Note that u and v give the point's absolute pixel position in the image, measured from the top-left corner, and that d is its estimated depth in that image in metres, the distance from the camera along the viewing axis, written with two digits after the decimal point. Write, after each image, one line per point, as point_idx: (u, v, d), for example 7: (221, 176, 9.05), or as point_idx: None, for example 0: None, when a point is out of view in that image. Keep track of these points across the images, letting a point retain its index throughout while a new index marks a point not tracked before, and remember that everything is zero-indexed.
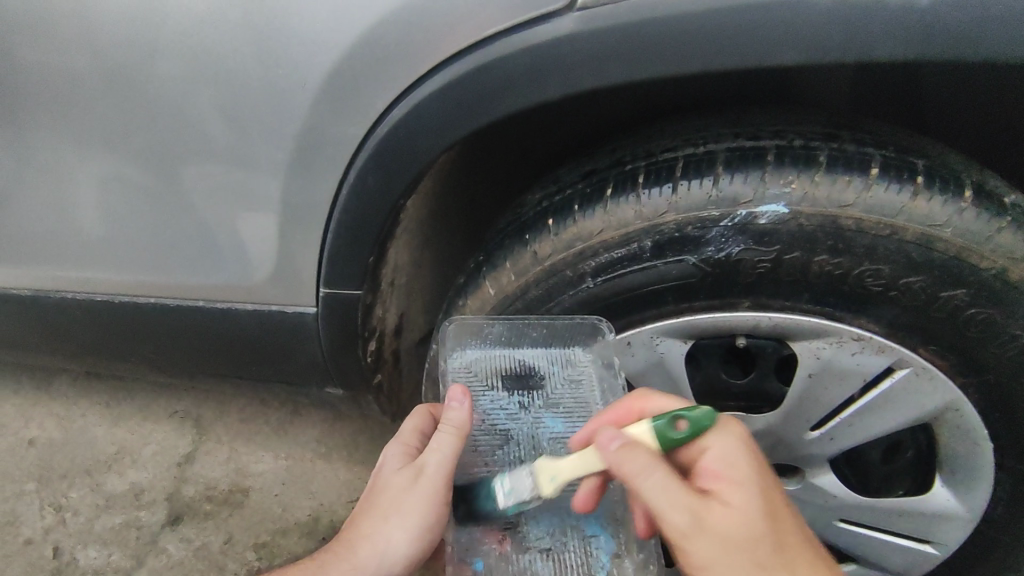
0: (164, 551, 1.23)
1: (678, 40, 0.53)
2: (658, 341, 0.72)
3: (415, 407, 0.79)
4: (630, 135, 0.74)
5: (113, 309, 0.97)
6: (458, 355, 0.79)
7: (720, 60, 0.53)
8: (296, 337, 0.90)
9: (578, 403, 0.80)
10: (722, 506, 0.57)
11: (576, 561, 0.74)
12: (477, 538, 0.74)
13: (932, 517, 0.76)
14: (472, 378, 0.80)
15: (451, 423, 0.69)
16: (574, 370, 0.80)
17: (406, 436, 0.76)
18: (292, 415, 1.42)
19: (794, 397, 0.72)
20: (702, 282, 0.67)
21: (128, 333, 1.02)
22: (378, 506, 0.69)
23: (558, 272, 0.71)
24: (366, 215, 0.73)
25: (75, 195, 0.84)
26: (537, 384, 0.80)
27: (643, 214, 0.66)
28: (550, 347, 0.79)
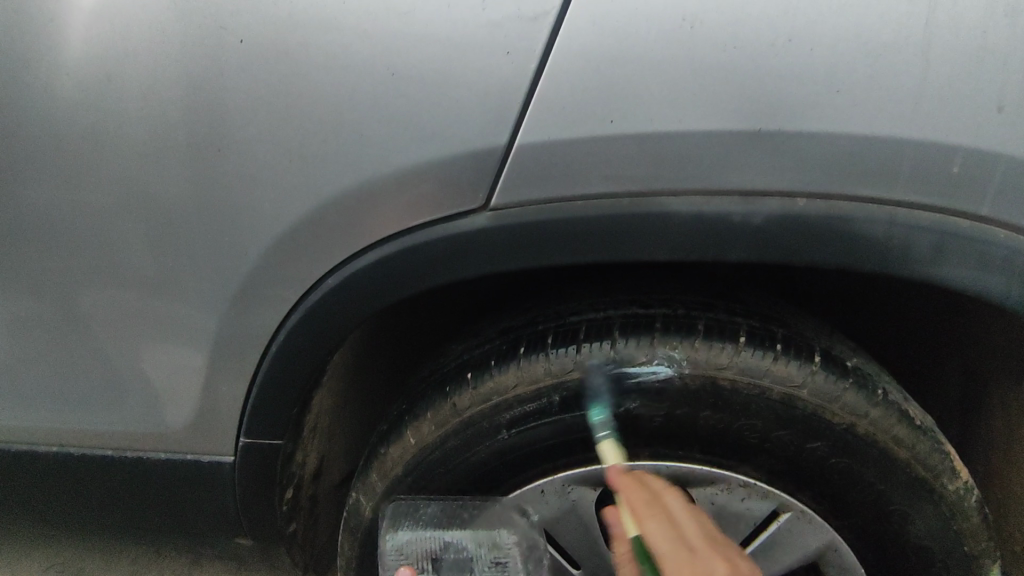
0: None
1: (573, 236, 0.63)
2: (570, 488, 0.79)
3: None
4: (541, 297, 0.84)
5: (5, 459, 0.92)
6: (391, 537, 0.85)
7: (608, 254, 0.63)
8: (208, 488, 0.89)
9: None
10: None
11: None
12: None
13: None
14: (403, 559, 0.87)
15: None
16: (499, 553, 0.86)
17: None
18: (191, 562, 1.31)
19: None
20: (605, 433, 0.75)
21: (18, 484, 0.96)
22: None
23: (475, 423, 0.77)
24: (297, 369, 0.77)
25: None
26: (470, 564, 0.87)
27: (552, 371, 0.74)
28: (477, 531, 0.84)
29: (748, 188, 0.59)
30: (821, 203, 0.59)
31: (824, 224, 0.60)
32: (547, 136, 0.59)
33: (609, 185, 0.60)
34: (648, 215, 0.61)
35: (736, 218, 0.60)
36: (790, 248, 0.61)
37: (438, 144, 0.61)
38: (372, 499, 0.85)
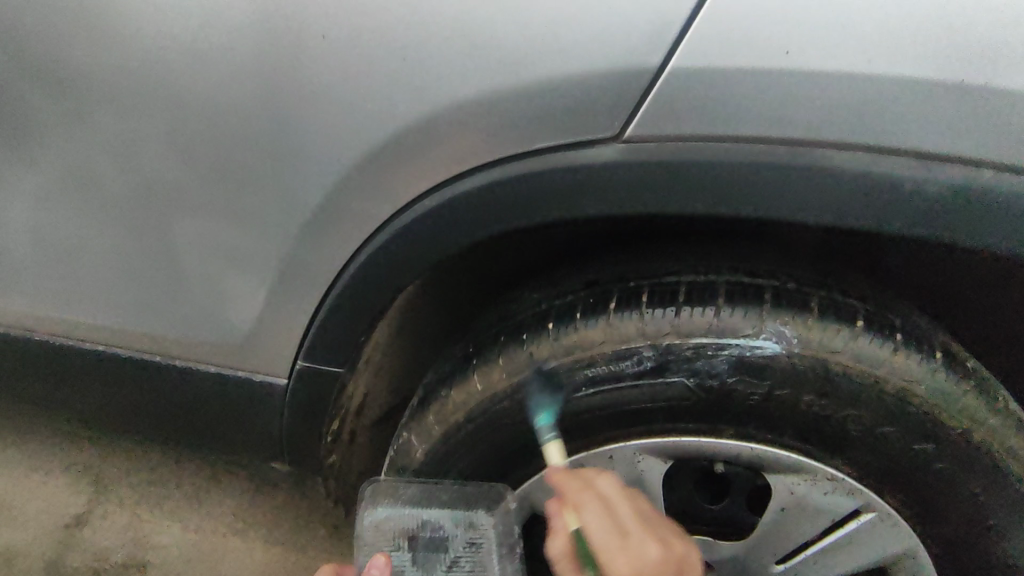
0: None
1: (708, 184, 0.56)
2: (640, 458, 0.73)
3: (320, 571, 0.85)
4: (629, 254, 0.77)
5: (53, 354, 0.90)
6: (371, 512, 0.90)
7: (745, 209, 0.57)
8: (256, 407, 0.86)
9: (477, 562, 0.90)
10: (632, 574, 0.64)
11: None
12: None
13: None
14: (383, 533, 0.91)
15: None
16: (473, 532, 0.90)
17: None
18: (209, 480, 1.37)
19: (762, 528, 0.75)
20: (692, 405, 0.69)
21: (60, 380, 0.94)
22: None
23: (552, 377, 0.72)
24: (370, 295, 0.72)
25: (37, 237, 0.79)
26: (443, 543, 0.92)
27: (646, 332, 0.68)
28: (454, 510, 0.89)
29: (924, 150, 0.52)
30: (1007, 176, 0.52)
31: (1002, 202, 0.53)
32: (706, 63, 0.52)
33: (766, 129, 0.54)
34: (797, 167, 0.54)
35: (903, 183, 0.53)
36: (958, 225, 0.55)
37: (578, 59, 0.54)
38: (424, 442, 0.81)
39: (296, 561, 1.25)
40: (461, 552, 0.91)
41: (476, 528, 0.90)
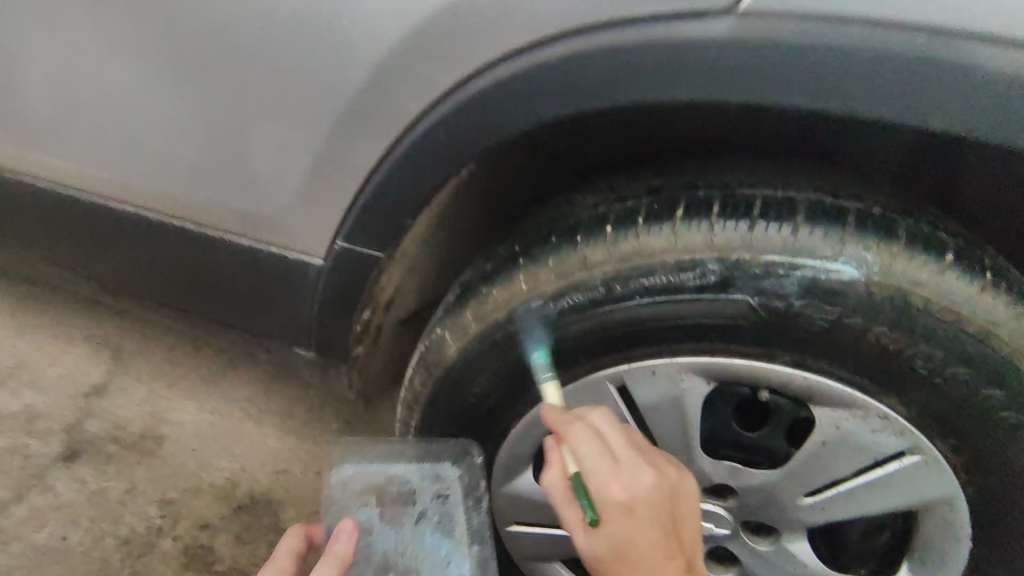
0: (50, 489, 1.18)
1: (788, 83, 0.55)
2: (684, 376, 0.70)
3: (290, 528, 0.83)
4: (695, 164, 0.71)
5: (98, 214, 0.92)
6: (336, 471, 0.87)
7: (830, 104, 0.55)
8: (287, 287, 0.86)
9: (444, 516, 0.86)
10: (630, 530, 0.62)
11: None
12: None
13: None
14: (349, 496, 0.87)
15: (336, 553, 0.75)
16: (442, 484, 0.86)
17: (281, 558, 0.80)
18: (225, 365, 1.38)
19: (800, 459, 0.73)
20: (751, 326, 0.65)
21: (100, 243, 0.96)
22: None
23: (595, 286, 0.68)
24: (424, 174, 0.70)
25: (83, 97, 0.79)
26: (412, 499, 0.87)
27: (714, 244, 0.64)
28: (423, 463, 0.86)
29: None
30: None
31: None
32: None
33: (887, 15, 0.52)
34: (896, 64, 0.53)
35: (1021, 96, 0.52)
36: None
37: None
38: (459, 340, 0.78)
39: (309, 450, 1.26)
40: (429, 506, 0.87)
41: (444, 481, 0.85)
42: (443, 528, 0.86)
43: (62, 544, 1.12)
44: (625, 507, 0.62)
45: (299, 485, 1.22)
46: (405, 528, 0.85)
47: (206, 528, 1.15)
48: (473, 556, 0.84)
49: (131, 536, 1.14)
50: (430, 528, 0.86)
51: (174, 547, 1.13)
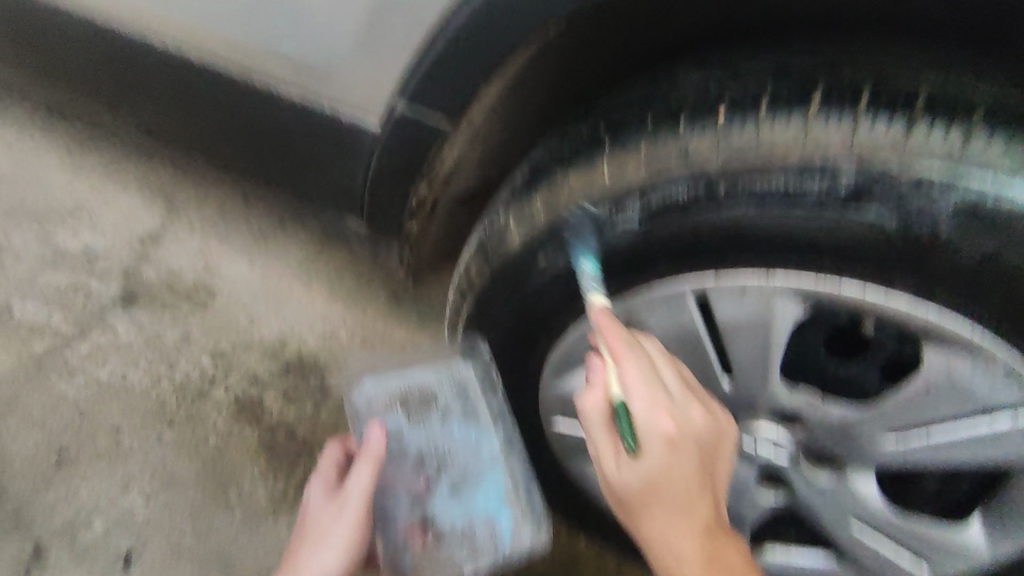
0: (112, 328, 1.21)
1: None
2: (777, 298, 0.61)
3: (331, 441, 0.91)
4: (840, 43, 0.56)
5: (139, 52, 0.84)
6: (354, 395, 0.89)
7: None
8: (339, 152, 0.78)
9: (468, 408, 0.88)
10: (673, 461, 0.61)
11: (519, 515, 0.85)
12: (403, 544, 0.84)
13: (946, 546, 0.74)
14: (373, 404, 0.89)
15: (370, 451, 0.77)
16: (460, 379, 0.88)
17: (328, 468, 0.87)
18: (275, 224, 1.35)
19: (893, 400, 0.64)
20: (880, 252, 0.55)
21: (142, 87, 0.89)
22: (313, 534, 0.78)
23: (698, 180, 0.58)
24: (506, 33, 0.59)
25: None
26: (435, 398, 0.89)
27: (857, 146, 0.54)
28: (438, 362, 0.90)
29: None
30: None
31: None
32: None
33: None
34: None
35: None
36: None
37: None
38: (524, 228, 0.70)
39: (355, 317, 1.26)
40: (453, 401, 0.89)
41: (461, 376, 0.88)
42: (470, 417, 0.88)
43: (123, 381, 1.16)
44: (669, 441, 0.61)
45: (346, 350, 1.22)
46: (434, 424, 0.88)
47: (256, 382, 1.17)
48: (499, 435, 0.87)
49: (186, 381, 1.17)
50: (458, 421, 0.88)
51: (227, 396, 1.16)
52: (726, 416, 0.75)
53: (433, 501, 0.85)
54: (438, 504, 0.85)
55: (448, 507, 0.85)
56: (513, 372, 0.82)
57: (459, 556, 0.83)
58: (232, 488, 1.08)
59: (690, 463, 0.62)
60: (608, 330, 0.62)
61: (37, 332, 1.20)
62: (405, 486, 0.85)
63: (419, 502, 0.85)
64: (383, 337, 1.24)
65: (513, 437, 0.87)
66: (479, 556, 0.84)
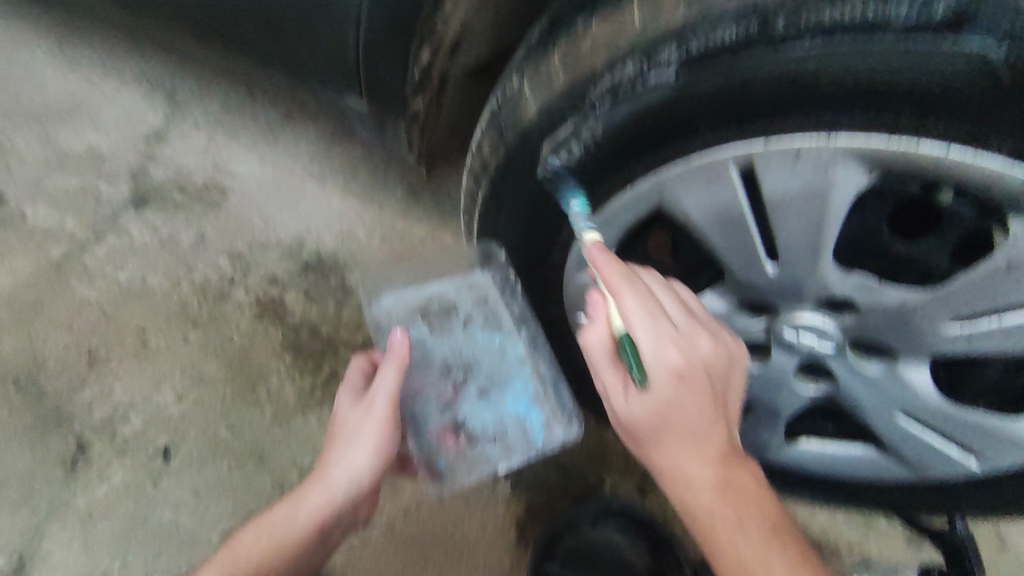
0: (126, 232, 1.19)
1: None
2: (840, 163, 0.51)
3: (355, 353, 0.86)
4: None
5: None
6: (376, 308, 0.91)
7: None
8: (325, 14, 0.69)
9: (489, 316, 0.90)
10: (685, 391, 0.60)
11: (551, 408, 0.89)
12: (437, 446, 0.87)
13: (1002, 438, 0.68)
14: (394, 319, 0.90)
15: (395, 356, 0.75)
16: (477, 290, 0.90)
17: (352, 378, 0.83)
18: (282, 118, 1.27)
19: (963, 282, 0.57)
20: (972, 95, 0.46)
21: None
22: (341, 436, 0.76)
23: (744, 17, 0.47)
24: None
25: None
26: (454, 309, 0.91)
27: None
28: (455, 276, 0.92)
29: None
30: None
31: None
32: None
33: None
34: None
35: None
36: None
37: None
38: (540, 96, 0.60)
39: (372, 215, 1.20)
40: (472, 311, 0.91)
41: (478, 287, 0.90)
42: (490, 324, 0.90)
43: (144, 284, 1.15)
44: (679, 372, 0.59)
45: (365, 249, 1.17)
46: (456, 333, 0.89)
47: (275, 282, 1.15)
48: (523, 338, 0.89)
49: (205, 284, 1.15)
50: (479, 328, 0.90)
51: (247, 298, 1.14)
52: (769, 305, 0.68)
53: (462, 406, 0.88)
54: (467, 406, 0.88)
55: (478, 407, 0.88)
56: (536, 263, 0.76)
57: (491, 452, 0.88)
58: (259, 386, 1.08)
59: (700, 392, 0.60)
60: (602, 268, 0.59)
61: (53, 236, 1.18)
62: (433, 392, 0.87)
63: (448, 407, 0.88)
64: (401, 235, 1.18)
65: (536, 336, 0.87)
66: (510, 453, 0.88)
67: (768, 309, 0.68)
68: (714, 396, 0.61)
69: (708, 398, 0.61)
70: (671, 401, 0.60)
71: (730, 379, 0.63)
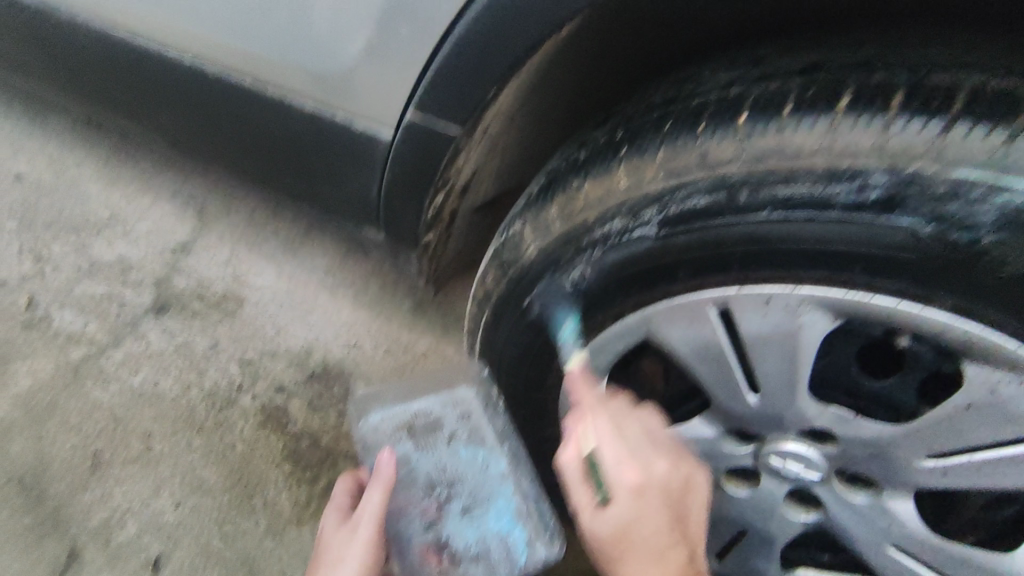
0: (144, 337, 1.24)
1: None
2: (804, 310, 0.58)
3: (342, 472, 0.88)
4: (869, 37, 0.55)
5: (161, 69, 0.86)
6: (365, 424, 0.94)
7: None
8: (354, 162, 0.78)
9: (473, 431, 0.92)
10: (642, 508, 0.63)
11: (534, 526, 0.89)
12: (419, 567, 0.86)
13: None
14: (381, 434, 0.93)
15: (381, 476, 0.77)
16: (462, 405, 0.94)
17: (339, 498, 0.85)
18: (302, 233, 1.37)
19: (931, 420, 0.60)
20: (914, 261, 0.52)
21: (168, 102, 0.91)
22: (324, 560, 0.77)
23: (711, 189, 0.56)
24: (518, 30, 0.57)
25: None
26: (439, 424, 0.94)
27: (884, 150, 0.50)
28: (440, 391, 0.96)
29: None
30: None
31: None
32: None
33: None
34: None
35: None
36: None
37: None
38: (540, 239, 0.68)
39: (379, 326, 1.26)
40: (457, 426, 0.93)
41: (462, 402, 0.94)
42: (473, 440, 0.92)
43: (154, 389, 1.19)
44: (634, 488, 0.63)
45: (370, 359, 1.22)
46: (440, 449, 0.92)
47: (282, 390, 1.18)
48: (506, 454, 0.91)
49: (214, 390, 1.19)
50: (463, 444, 0.92)
51: (253, 404, 1.17)
52: (753, 433, 0.71)
53: (445, 524, 0.88)
54: (450, 524, 0.88)
55: (461, 525, 0.88)
56: (530, 386, 0.80)
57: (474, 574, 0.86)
58: (256, 495, 1.09)
59: (657, 512, 0.63)
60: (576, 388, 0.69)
61: (75, 340, 1.24)
62: (417, 510, 0.88)
63: (432, 525, 0.88)
64: (406, 346, 1.23)
65: (519, 453, 0.91)
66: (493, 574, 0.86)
67: (755, 438, 0.71)
68: (673, 516, 0.64)
69: (664, 518, 0.63)
70: (631, 517, 0.63)
71: (693, 501, 0.65)
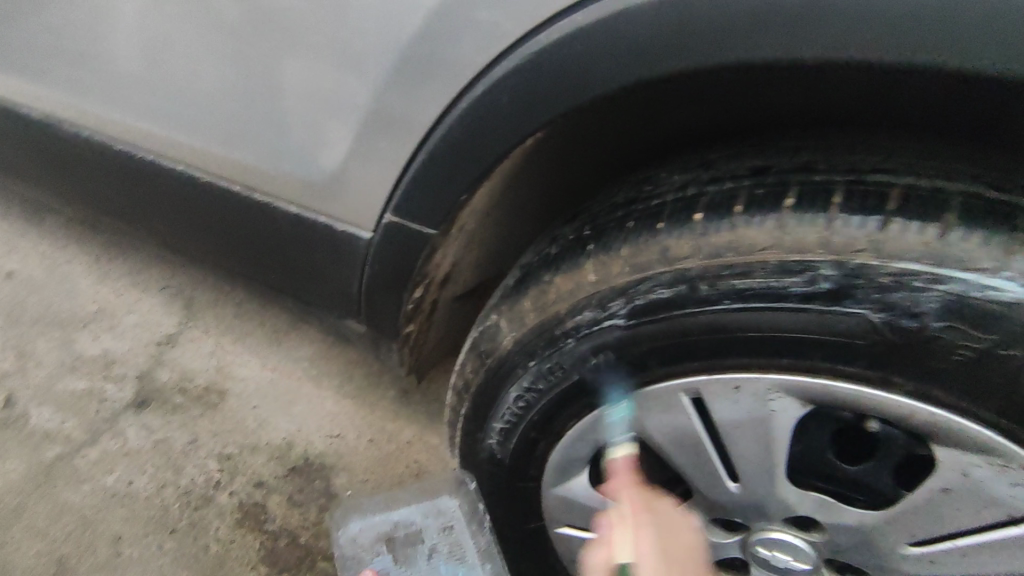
0: (122, 434, 1.22)
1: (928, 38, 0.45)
2: (773, 397, 0.59)
3: None
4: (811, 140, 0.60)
5: (153, 173, 0.90)
6: (346, 532, 0.98)
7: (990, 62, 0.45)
8: (336, 259, 0.81)
9: (454, 546, 0.92)
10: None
11: None
12: None
13: None
14: (359, 547, 0.95)
15: None
16: (443, 518, 0.96)
17: None
18: (289, 324, 1.38)
19: (910, 506, 0.60)
20: (870, 347, 0.54)
21: (160, 204, 0.95)
22: None
23: (673, 283, 0.59)
24: (486, 141, 0.62)
25: (143, 44, 0.76)
26: (419, 538, 0.95)
27: (829, 244, 0.54)
28: (421, 504, 0.99)
29: None
30: None
31: None
32: None
33: None
34: None
35: None
36: None
37: None
38: (515, 330, 0.70)
39: (362, 417, 1.25)
40: (437, 539, 0.94)
41: (444, 515, 0.96)
42: (454, 556, 0.91)
43: (128, 488, 1.15)
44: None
45: (352, 450, 1.20)
46: (418, 565, 0.92)
47: (261, 485, 1.15)
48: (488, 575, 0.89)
49: (190, 488, 1.15)
50: (443, 560, 0.92)
51: (231, 502, 1.14)
52: (737, 523, 0.70)
53: None
54: None
55: None
56: (511, 477, 0.78)
57: None
58: None
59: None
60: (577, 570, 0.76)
61: (50, 438, 1.21)
62: None
63: None
64: (389, 437, 1.22)
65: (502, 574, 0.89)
66: None
67: (740, 528, 0.70)
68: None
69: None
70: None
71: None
